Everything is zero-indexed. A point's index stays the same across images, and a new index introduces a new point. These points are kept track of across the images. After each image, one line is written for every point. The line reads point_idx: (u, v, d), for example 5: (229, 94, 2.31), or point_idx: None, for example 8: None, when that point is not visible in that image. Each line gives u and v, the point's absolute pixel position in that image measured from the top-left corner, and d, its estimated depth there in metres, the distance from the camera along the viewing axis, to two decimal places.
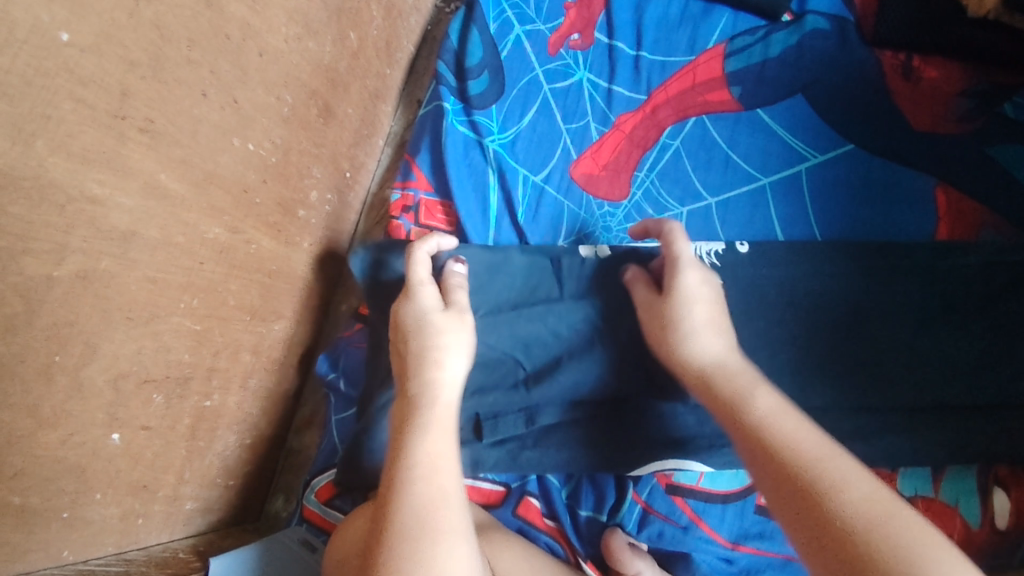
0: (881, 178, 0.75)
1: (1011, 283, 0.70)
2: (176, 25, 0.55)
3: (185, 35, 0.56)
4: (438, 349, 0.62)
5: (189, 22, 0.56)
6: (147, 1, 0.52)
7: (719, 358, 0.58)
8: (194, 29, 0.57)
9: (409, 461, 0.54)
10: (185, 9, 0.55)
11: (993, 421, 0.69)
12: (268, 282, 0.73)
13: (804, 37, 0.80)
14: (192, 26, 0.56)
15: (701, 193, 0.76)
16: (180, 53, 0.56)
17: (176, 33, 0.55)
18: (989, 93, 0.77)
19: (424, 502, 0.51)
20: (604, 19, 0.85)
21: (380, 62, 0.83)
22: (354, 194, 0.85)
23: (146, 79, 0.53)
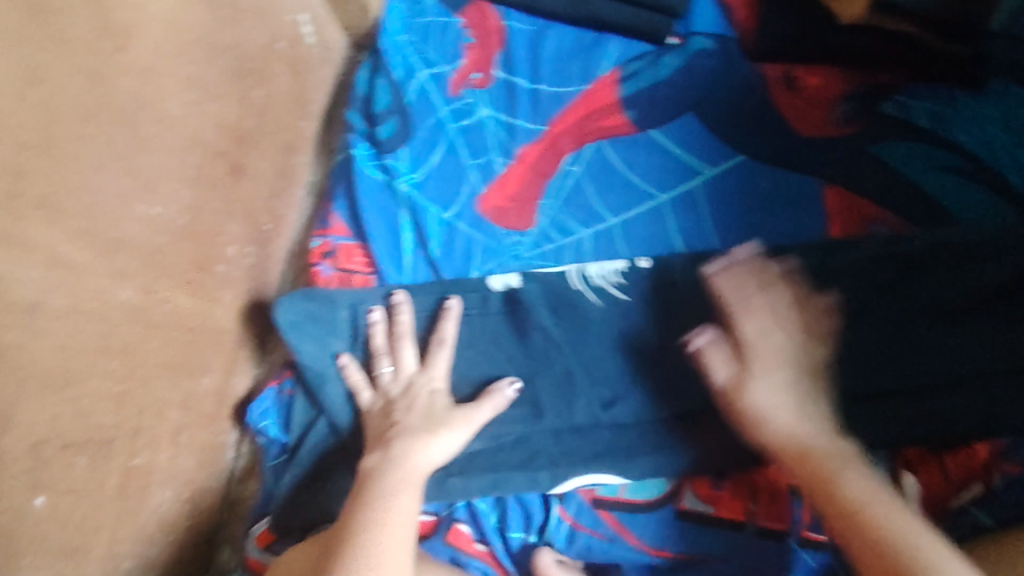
0: (772, 185, 0.78)
1: (902, 272, 0.75)
2: (62, 105, 0.58)
3: (74, 112, 0.59)
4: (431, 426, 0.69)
5: (77, 101, 0.59)
6: (31, 87, 0.55)
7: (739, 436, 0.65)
8: (83, 106, 0.60)
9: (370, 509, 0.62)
10: (71, 89, 0.59)
11: (908, 408, 0.72)
12: (190, 338, 0.75)
13: (692, 58, 0.83)
14: (81, 103, 0.60)
15: (604, 215, 0.79)
16: (71, 130, 0.59)
17: (64, 112, 0.58)
18: (868, 95, 0.82)
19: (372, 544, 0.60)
20: (503, 57, 0.88)
21: (292, 116, 0.86)
22: (278, 244, 0.87)
23: (38, 157, 0.56)
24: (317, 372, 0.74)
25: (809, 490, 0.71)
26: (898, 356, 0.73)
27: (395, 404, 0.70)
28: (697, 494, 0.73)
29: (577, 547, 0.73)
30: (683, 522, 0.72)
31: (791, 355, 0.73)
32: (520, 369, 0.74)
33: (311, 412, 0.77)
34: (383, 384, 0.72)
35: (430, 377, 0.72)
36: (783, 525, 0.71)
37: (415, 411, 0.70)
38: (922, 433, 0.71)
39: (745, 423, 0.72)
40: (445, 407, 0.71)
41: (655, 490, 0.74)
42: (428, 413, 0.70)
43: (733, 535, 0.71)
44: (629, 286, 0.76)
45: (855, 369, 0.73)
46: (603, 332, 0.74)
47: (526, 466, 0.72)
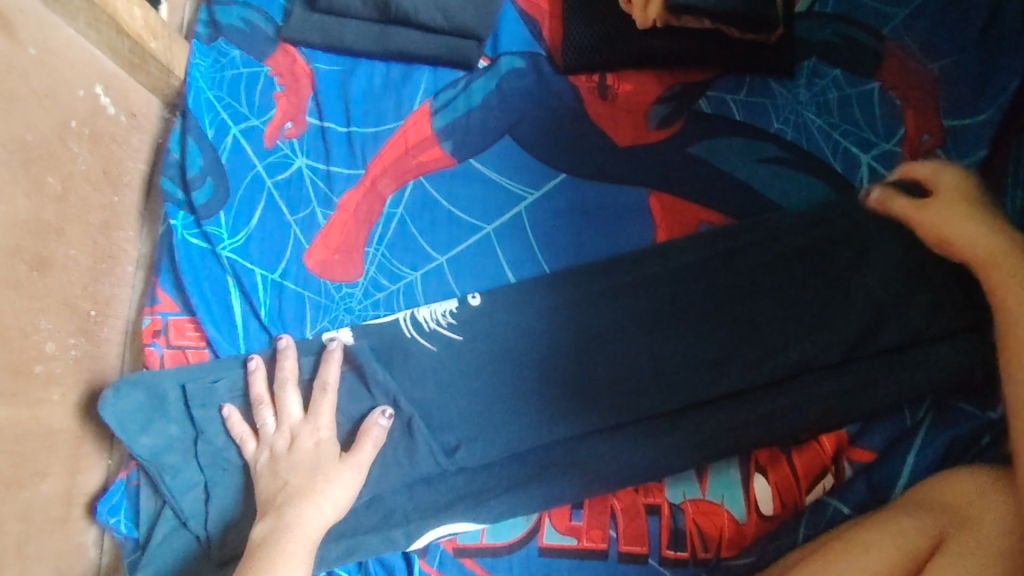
0: (595, 199, 0.77)
1: (731, 274, 0.73)
2: None
3: None
4: (318, 488, 0.68)
5: None
6: None
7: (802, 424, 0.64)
8: None
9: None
10: None
11: (758, 410, 0.70)
12: (16, 447, 0.72)
13: (502, 80, 0.81)
14: None
15: (431, 254, 0.78)
16: None
17: None
18: (683, 94, 0.79)
19: None
20: (313, 102, 0.84)
21: (102, 192, 0.83)
22: (110, 328, 0.83)
23: None
24: (160, 465, 0.73)
25: (665, 508, 0.70)
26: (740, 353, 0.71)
27: (282, 460, 0.70)
28: (557, 527, 0.71)
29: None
30: (547, 558, 0.71)
31: (628, 373, 0.72)
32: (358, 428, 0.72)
33: (158, 504, 0.75)
34: (266, 437, 0.72)
35: (315, 426, 0.71)
36: (645, 547, 0.69)
37: (301, 462, 0.69)
38: (767, 431, 0.69)
39: (589, 446, 0.71)
40: (331, 458, 0.70)
41: (516, 530, 0.72)
42: (314, 464, 0.69)
43: (596, 567, 0.69)
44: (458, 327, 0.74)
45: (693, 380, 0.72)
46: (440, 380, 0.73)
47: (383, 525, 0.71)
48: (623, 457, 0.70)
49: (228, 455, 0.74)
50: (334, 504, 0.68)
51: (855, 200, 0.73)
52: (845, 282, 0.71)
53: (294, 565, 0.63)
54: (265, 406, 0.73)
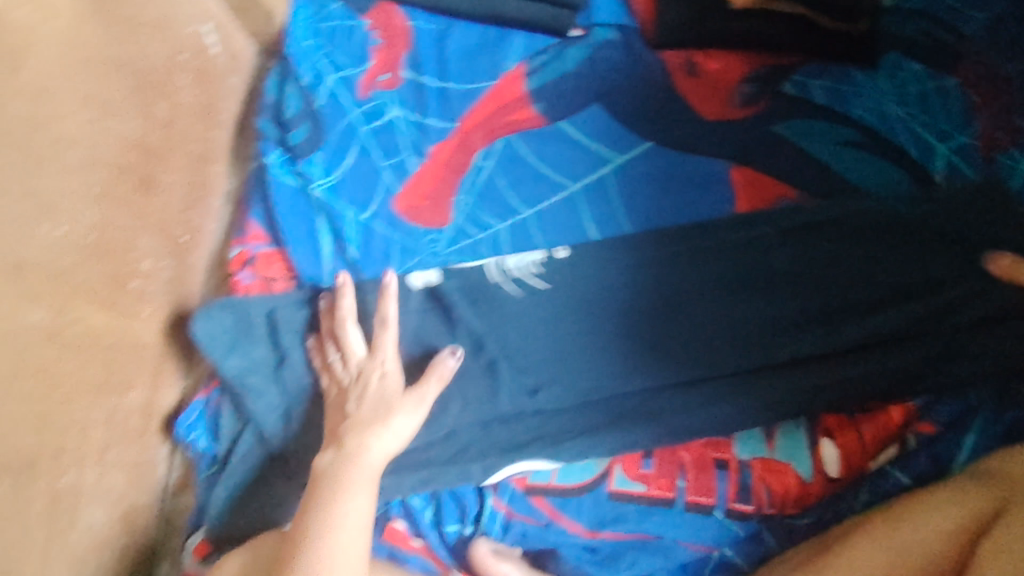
0: (679, 167, 0.81)
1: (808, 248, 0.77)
2: None
3: None
4: (381, 421, 0.68)
5: None
6: None
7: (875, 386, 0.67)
8: None
9: (319, 513, 0.64)
10: None
11: (832, 373, 0.72)
12: (108, 355, 0.75)
13: (594, 50, 0.85)
14: None
15: (517, 208, 0.81)
16: None
17: None
18: (768, 76, 0.83)
19: (320, 540, 0.62)
20: (409, 57, 0.88)
21: (201, 125, 0.86)
22: (195, 255, 0.86)
23: None
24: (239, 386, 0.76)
25: (732, 462, 0.74)
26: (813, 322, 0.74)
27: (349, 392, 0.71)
28: (627, 474, 0.75)
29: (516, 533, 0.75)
30: (615, 502, 0.74)
31: (705, 330, 0.75)
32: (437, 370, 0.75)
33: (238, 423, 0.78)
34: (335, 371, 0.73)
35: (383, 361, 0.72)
36: (711, 498, 0.73)
37: (366, 396, 0.70)
38: (839, 396, 0.72)
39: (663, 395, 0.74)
40: (395, 392, 0.71)
41: (586, 474, 0.75)
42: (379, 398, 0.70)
43: (663, 512, 0.73)
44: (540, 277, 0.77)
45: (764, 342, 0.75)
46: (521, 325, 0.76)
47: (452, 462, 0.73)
48: (698, 407, 0.73)
49: (308, 384, 0.76)
50: (400, 437, 0.69)
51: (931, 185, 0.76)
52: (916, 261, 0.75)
53: (364, 499, 0.65)
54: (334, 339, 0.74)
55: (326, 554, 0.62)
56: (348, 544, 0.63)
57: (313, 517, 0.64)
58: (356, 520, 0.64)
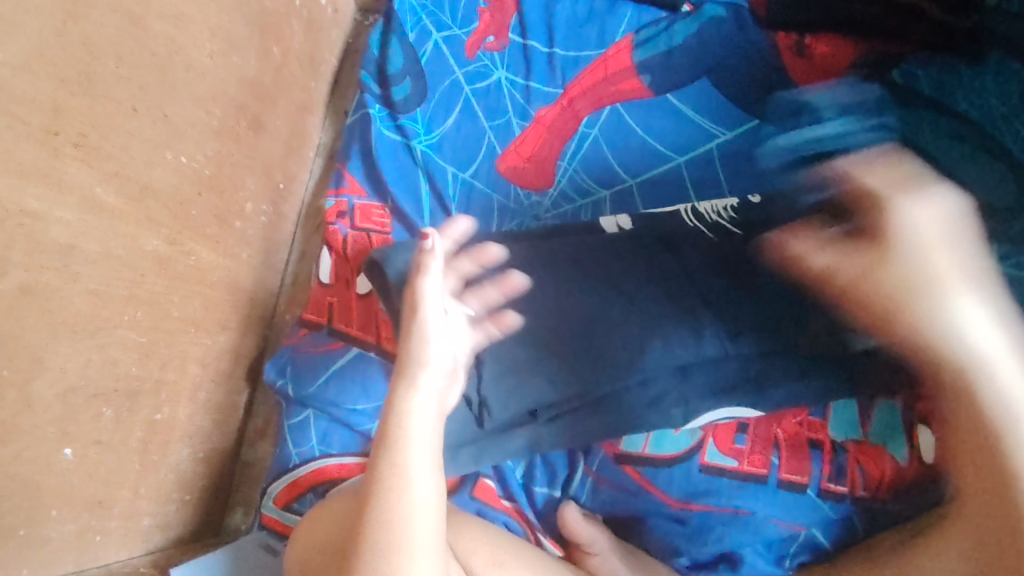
0: (786, 147, 0.81)
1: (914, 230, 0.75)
2: (102, 43, 0.58)
3: (112, 51, 0.60)
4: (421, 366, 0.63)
5: (115, 39, 0.60)
6: (73, 22, 0.55)
7: (987, 347, 0.64)
8: (120, 45, 0.60)
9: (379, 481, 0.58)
10: (109, 27, 0.59)
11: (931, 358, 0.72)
12: (208, 292, 0.75)
13: (704, 25, 0.85)
14: (118, 43, 0.60)
15: (621, 176, 0.80)
16: (108, 70, 0.60)
17: (103, 50, 0.59)
18: (880, 62, 0.83)
19: (389, 513, 0.56)
20: (516, 21, 0.88)
21: (306, 75, 0.86)
22: (290, 205, 0.86)
23: (77, 96, 0.57)
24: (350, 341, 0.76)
25: (827, 443, 0.74)
26: None
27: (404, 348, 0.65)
28: (719, 447, 0.75)
29: (603, 498, 0.76)
30: (705, 475, 0.74)
31: None
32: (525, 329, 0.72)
33: (332, 368, 0.78)
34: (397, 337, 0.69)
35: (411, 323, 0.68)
36: (805, 477, 0.73)
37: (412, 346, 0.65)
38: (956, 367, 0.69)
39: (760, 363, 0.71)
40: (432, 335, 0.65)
41: (680, 445, 0.75)
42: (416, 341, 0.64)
43: (754, 487, 0.73)
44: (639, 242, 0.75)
45: None
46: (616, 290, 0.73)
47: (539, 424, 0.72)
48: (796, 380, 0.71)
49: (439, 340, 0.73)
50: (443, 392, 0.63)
51: None
52: None
53: (421, 461, 0.59)
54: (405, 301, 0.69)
55: (393, 522, 0.56)
56: (413, 507, 0.57)
57: (374, 485, 0.58)
58: (420, 485, 0.58)
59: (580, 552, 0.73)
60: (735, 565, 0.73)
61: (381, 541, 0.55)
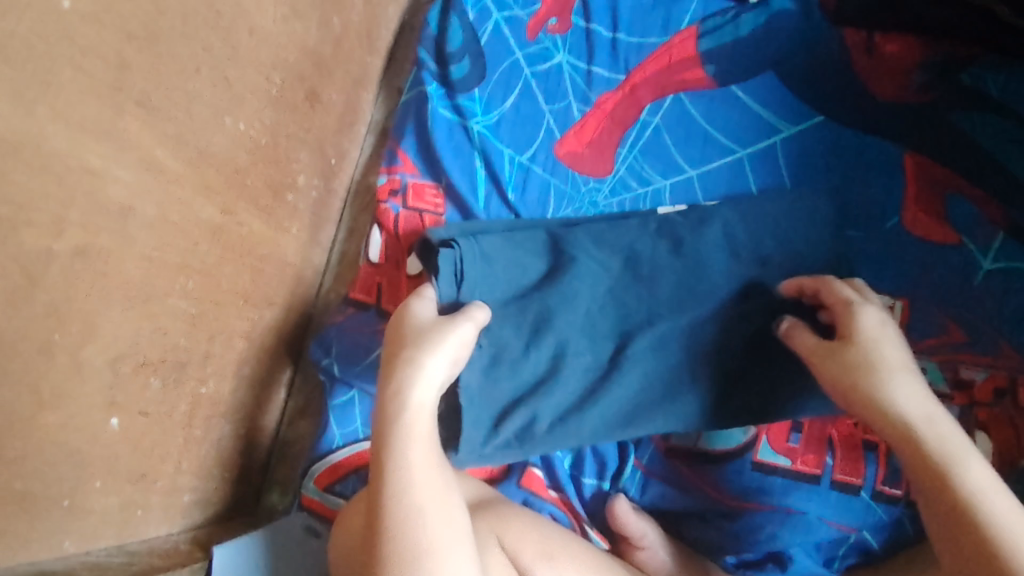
0: (852, 144, 0.79)
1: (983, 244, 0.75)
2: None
3: (180, 9, 0.57)
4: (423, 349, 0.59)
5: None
6: None
7: (925, 416, 0.54)
8: (188, 3, 0.58)
9: (387, 480, 0.54)
10: None
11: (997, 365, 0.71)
12: (258, 265, 0.73)
13: (772, 17, 0.83)
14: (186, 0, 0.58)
15: (682, 166, 0.79)
16: (175, 28, 0.57)
17: (171, 6, 0.56)
18: (945, 65, 0.81)
19: (403, 513, 0.53)
20: (580, 4, 0.86)
21: (362, 49, 0.83)
22: (340, 181, 0.84)
23: (143, 52, 0.55)
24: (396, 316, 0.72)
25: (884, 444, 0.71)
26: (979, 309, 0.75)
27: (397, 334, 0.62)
28: (773, 446, 0.72)
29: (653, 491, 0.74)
30: (758, 473, 0.72)
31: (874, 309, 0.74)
32: (559, 309, 0.70)
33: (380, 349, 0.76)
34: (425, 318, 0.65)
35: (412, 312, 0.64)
36: (859, 478, 0.70)
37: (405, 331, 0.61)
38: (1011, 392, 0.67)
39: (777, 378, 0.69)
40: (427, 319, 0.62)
41: (732, 441, 0.73)
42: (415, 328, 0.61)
43: (807, 487, 0.71)
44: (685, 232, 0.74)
45: (926, 328, 0.75)
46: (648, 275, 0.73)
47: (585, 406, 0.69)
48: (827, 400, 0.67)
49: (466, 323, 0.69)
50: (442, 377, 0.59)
51: None
52: None
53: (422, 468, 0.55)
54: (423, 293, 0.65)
55: (399, 531, 0.52)
56: (418, 515, 0.53)
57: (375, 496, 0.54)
58: (426, 491, 0.54)
59: (625, 544, 0.72)
60: (783, 565, 0.71)
61: (394, 552, 0.51)
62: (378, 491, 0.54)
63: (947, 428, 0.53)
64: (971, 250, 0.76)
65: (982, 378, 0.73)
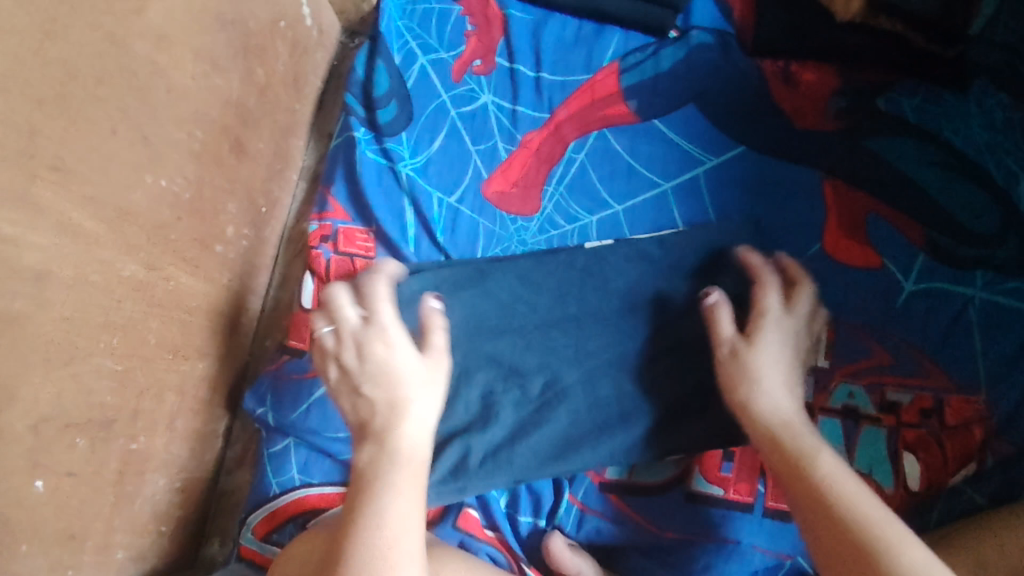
0: (772, 173, 0.81)
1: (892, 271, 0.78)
2: (81, 63, 0.57)
3: (91, 73, 0.58)
4: (399, 373, 0.61)
5: (95, 61, 0.58)
6: (51, 41, 0.54)
7: (830, 472, 0.56)
8: (100, 67, 0.59)
9: (362, 510, 0.55)
10: (88, 47, 0.57)
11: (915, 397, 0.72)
12: (187, 318, 0.73)
13: (691, 51, 0.85)
14: (99, 64, 0.59)
15: (608, 202, 0.80)
16: (87, 91, 0.58)
17: (81, 71, 0.57)
18: (861, 91, 0.84)
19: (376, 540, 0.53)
20: (504, 45, 0.87)
21: (290, 97, 0.85)
22: (271, 228, 0.85)
23: (54, 117, 0.55)
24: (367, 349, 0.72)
25: None
26: (901, 332, 0.76)
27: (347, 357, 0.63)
28: (706, 475, 0.73)
29: (586, 527, 0.74)
30: (692, 503, 0.72)
31: None
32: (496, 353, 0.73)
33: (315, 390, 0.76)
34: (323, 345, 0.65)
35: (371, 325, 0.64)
36: None
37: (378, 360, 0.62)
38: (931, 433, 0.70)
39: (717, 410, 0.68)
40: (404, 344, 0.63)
41: (666, 471, 0.74)
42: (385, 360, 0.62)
43: (741, 516, 0.71)
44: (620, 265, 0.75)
45: (852, 350, 0.76)
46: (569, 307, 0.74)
47: (514, 440, 0.70)
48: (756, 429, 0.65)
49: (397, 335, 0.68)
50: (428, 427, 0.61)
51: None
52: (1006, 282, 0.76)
53: (409, 491, 0.56)
54: (370, 312, 0.66)
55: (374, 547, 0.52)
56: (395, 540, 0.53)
57: (351, 520, 0.54)
58: (408, 516, 0.55)
59: None
60: None
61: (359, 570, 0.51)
62: (351, 519, 0.55)
63: (843, 480, 0.55)
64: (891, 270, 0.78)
65: (908, 400, 0.73)
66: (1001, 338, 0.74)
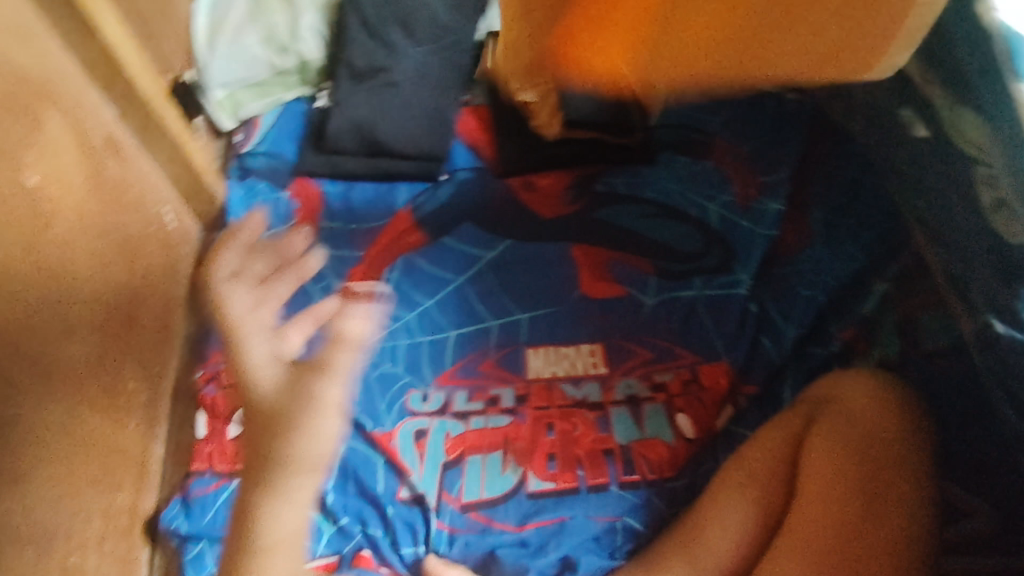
0: (535, 255, 1.07)
1: (649, 287, 1.04)
2: (12, 266, 0.76)
3: (19, 272, 0.77)
4: None
5: (21, 262, 0.77)
6: None
7: None
8: (24, 266, 0.77)
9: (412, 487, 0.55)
10: (18, 256, 0.77)
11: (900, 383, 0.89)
12: (105, 455, 0.89)
13: (461, 184, 1.15)
14: (22, 265, 0.77)
15: (419, 300, 1.05)
16: (17, 284, 0.76)
17: (14, 273, 0.76)
18: (585, 184, 1.14)
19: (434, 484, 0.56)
20: (324, 211, 1.15)
21: (166, 284, 1.06)
22: (166, 384, 1.04)
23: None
24: None
25: (614, 447, 0.93)
26: (660, 331, 1.01)
27: None
28: (539, 477, 0.91)
29: (444, 526, 0.89)
30: (534, 500, 0.90)
31: (574, 351, 1.00)
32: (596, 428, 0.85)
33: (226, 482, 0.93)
34: None
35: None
36: (606, 478, 0.91)
37: None
38: None
39: None
40: None
41: (504, 486, 0.91)
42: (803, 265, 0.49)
43: (565, 500, 0.90)
44: (438, 343, 1.01)
45: (621, 357, 0.99)
46: (404, 384, 0.98)
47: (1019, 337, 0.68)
48: None
49: None
50: None
51: (723, 235, 1.07)
52: (717, 274, 1.04)
53: None
54: None
55: None
56: None
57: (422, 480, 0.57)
58: None
59: None
60: (573, 567, 0.87)
61: None
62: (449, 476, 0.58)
63: None
64: (634, 294, 1.04)
65: (671, 377, 0.98)
66: (722, 318, 1.01)
